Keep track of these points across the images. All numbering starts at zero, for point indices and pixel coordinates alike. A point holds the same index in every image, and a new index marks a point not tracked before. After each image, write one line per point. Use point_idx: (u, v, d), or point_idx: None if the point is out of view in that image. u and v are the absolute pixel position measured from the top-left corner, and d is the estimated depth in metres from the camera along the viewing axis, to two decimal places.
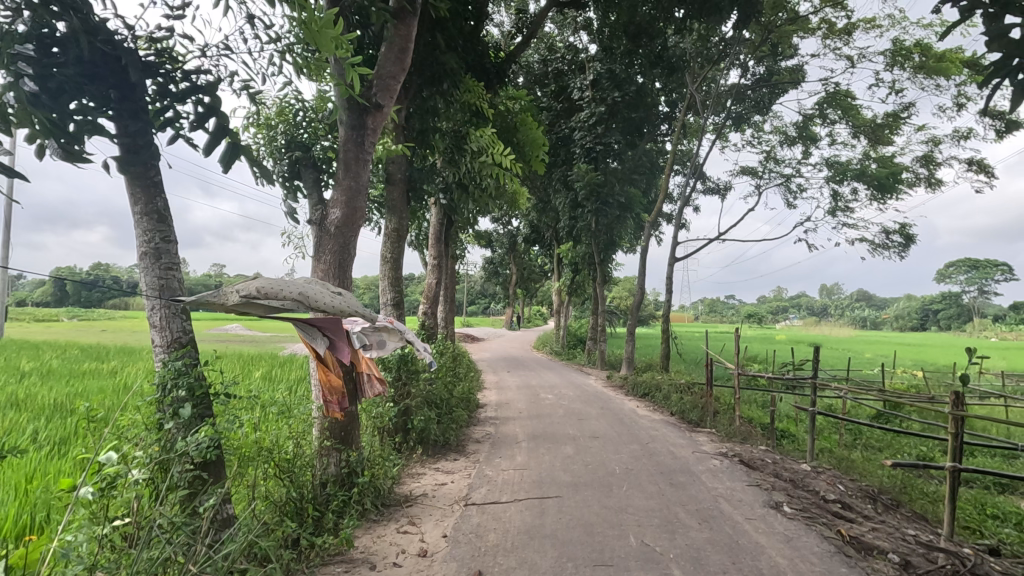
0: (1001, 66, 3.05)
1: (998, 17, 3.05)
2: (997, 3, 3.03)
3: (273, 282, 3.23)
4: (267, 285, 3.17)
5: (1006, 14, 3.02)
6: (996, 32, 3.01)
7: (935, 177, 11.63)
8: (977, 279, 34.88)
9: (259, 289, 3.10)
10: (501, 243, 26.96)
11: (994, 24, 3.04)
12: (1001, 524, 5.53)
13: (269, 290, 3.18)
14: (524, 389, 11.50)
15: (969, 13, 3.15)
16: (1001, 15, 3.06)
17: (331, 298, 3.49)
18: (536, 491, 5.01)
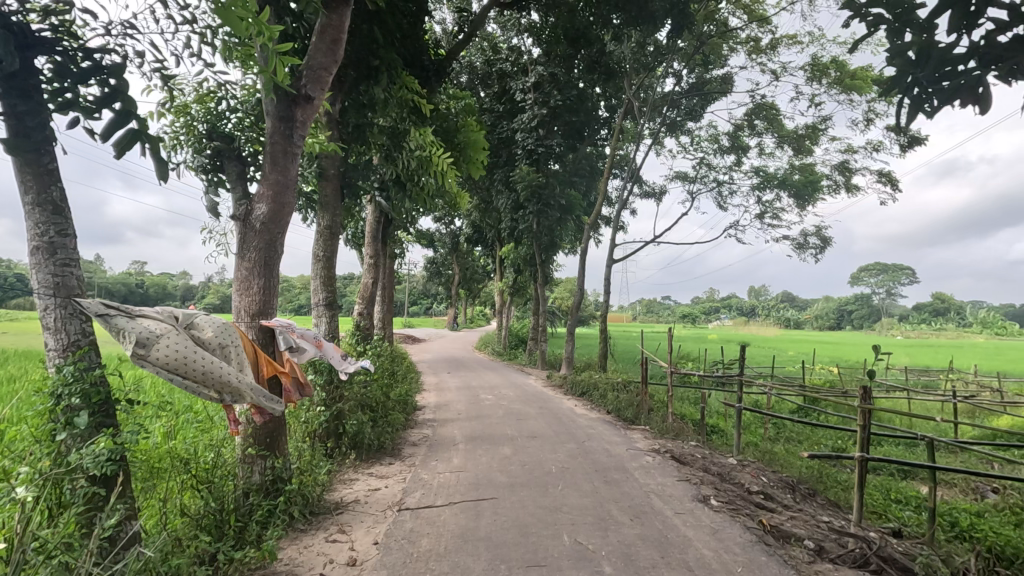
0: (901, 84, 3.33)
1: (901, 31, 3.25)
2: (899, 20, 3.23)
3: (181, 353, 2.79)
4: (174, 358, 2.77)
5: (905, 30, 3.24)
6: (893, 52, 3.27)
7: (850, 185, 12.47)
8: (886, 283, 37.98)
9: (157, 357, 2.73)
10: (443, 243, 26.73)
11: (897, 41, 3.27)
12: (904, 508, 5.99)
13: (174, 360, 2.77)
14: (463, 390, 11.40)
15: (876, 28, 3.32)
16: (901, 31, 3.25)
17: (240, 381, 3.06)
18: (471, 493, 4.95)
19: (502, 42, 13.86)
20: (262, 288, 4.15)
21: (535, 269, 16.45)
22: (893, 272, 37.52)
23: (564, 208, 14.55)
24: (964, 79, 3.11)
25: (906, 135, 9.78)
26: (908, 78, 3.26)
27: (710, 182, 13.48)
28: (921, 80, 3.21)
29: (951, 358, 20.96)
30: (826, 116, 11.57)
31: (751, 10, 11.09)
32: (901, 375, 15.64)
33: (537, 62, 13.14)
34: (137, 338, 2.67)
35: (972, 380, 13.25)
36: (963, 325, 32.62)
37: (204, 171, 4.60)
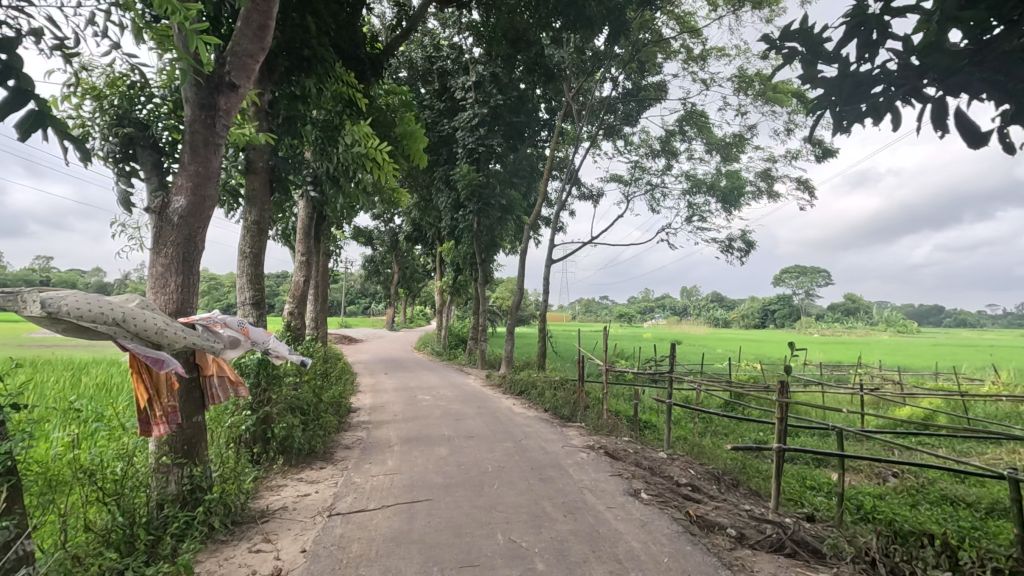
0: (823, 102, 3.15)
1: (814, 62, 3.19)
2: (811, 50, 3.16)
3: (93, 301, 2.85)
4: (88, 306, 2.80)
5: (817, 63, 3.19)
6: (811, 77, 3.17)
7: (771, 192, 13.22)
8: (804, 284, 40.62)
9: (72, 307, 2.74)
10: (382, 241, 26.23)
11: (811, 70, 3.20)
12: (816, 494, 6.43)
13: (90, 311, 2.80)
14: (400, 390, 11.22)
15: (790, 59, 3.26)
16: (813, 61, 3.19)
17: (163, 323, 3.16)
18: (406, 495, 4.87)
19: (444, 38, 13.79)
20: (181, 285, 3.91)
21: (475, 268, 16.40)
22: (810, 273, 40.26)
23: (504, 208, 14.60)
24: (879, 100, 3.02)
25: (820, 147, 10.51)
26: (829, 95, 3.12)
27: (644, 186, 13.93)
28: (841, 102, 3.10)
29: (860, 354, 22.67)
30: (751, 125, 12.22)
31: (683, 21, 11.56)
32: (816, 370, 16.76)
33: (478, 61, 13.16)
34: (43, 296, 2.66)
35: (877, 374, 14.39)
36: (870, 323, 35.39)
37: (114, 160, 4.26)
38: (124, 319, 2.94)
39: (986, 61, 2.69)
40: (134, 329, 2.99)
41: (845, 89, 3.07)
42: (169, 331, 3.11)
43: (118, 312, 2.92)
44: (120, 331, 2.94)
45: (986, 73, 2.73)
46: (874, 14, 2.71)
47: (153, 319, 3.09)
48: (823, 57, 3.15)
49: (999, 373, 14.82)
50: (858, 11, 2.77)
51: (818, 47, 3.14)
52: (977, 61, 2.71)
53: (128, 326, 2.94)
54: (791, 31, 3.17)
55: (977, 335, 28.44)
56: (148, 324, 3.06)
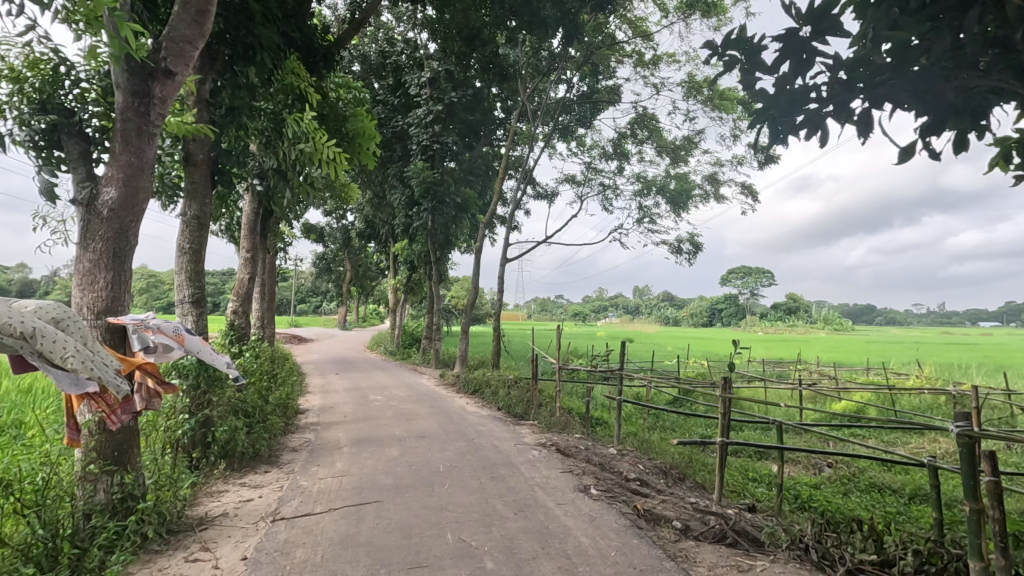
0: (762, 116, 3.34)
1: (752, 72, 3.40)
2: (749, 60, 3.37)
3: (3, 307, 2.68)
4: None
5: (755, 72, 3.39)
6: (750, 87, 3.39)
7: (717, 195, 13.68)
8: (749, 284, 42.30)
9: None
10: (333, 239, 25.60)
11: (751, 80, 3.40)
12: (757, 486, 6.70)
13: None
14: (351, 391, 10.98)
15: (730, 67, 3.45)
16: (752, 71, 3.40)
17: (80, 351, 2.85)
18: (354, 497, 4.77)
19: (398, 33, 13.63)
20: (111, 282, 3.69)
21: (429, 266, 16.21)
22: (754, 273, 41.93)
23: (459, 207, 14.40)
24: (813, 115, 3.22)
25: (763, 153, 10.96)
26: (769, 110, 3.28)
27: (597, 187, 14.17)
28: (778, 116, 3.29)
29: (800, 351, 23.79)
30: (699, 130, 12.62)
31: (636, 25, 11.81)
32: (759, 367, 17.47)
33: (433, 57, 13.07)
34: None
35: (814, 370, 15.13)
36: (810, 322, 37.21)
37: (36, 149, 3.98)
38: (30, 334, 2.69)
39: (907, 75, 2.87)
40: (40, 349, 2.72)
41: (783, 105, 3.25)
42: (80, 361, 2.78)
43: (27, 326, 2.70)
44: (24, 349, 2.70)
45: (907, 85, 2.89)
46: (803, 38, 3.08)
47: (69, 346, 2.79)
48: (760, 67, 3.36)
49: (923, 368, 15.86)
50: (791, 34, 3.10)
51: (756, 58, 3.35)
52: (898, 76, 2.89)
53: (35, 344, 2.69)
54: (731, 41, 3.37)
55: (904, 333, 30.38)
56: (60, 348, 2.76)
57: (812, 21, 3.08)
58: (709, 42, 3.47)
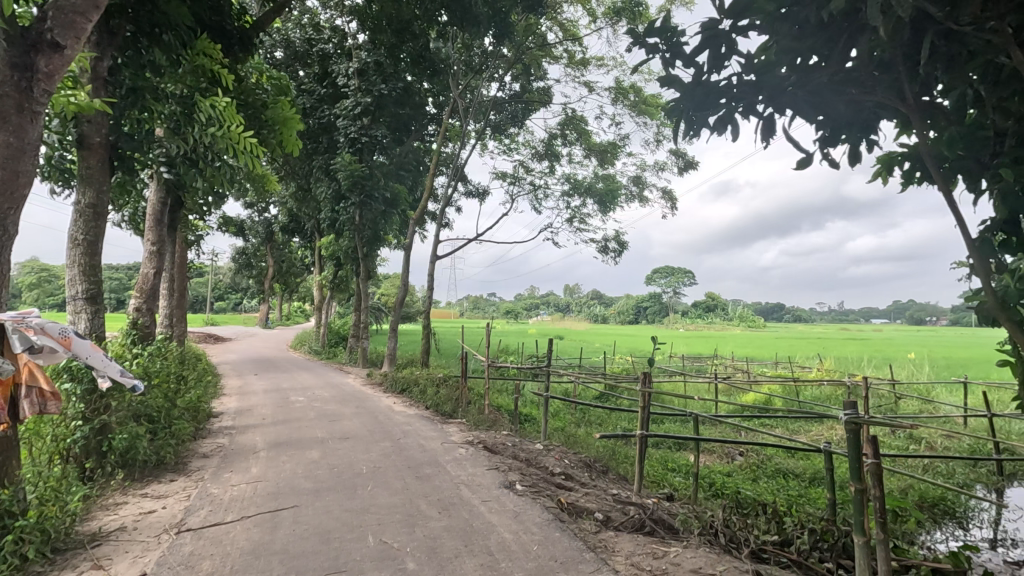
0: (675, 107, 3.16)
1: (672, 61, 3.11)
2: (671, 46, 3.09)
3: None
4: None
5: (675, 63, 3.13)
6: (667, 79, 3.12)
7: (642, 197, 14.20)
8: (672, 284, 44.29)
9: None
10: (254, 233, 24.33)
11: (669, 71, 3.12)
12: (675, 476, 7.04)
13: None
14: (271, 392, 10.46)
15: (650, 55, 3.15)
16: (671, 60, 3.12)
17: None
18: (269, 503, 4.55)
19: (324, 19, 13.13)
20: None
21: (356, 262, 15.72)
22: (677, 273, 44.01)
23: (388, 202, 14.06)
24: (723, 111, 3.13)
25: (682, 158, 11.49)
26: (682, 100, 3.10)
27: (528, 186, 14.32)
28: (691, 110, 3.14)
29: (717, 346, 25.14)
30: (624, 134, 13.06)
31: (566, 28, 12.01)
32: (680, 363, 18.28)
33: (361, 47, 12.72)
34: None
35: (729, 364, 16.05)
36: (726, 319, 39.51)
37: None
38: None
39: (808, 87, 2.95)
40: None
41: (695, 95, 3.07)
42: None
43: None
44: None
45: (807, 96, 2.98)
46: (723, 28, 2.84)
47: None
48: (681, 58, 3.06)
49: (823, 361, 17.23)
50: (710, 25, 2.86)
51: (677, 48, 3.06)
52: (800, 84, 2.96)
53: None
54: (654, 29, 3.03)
55: (808, 329, 32.92)
56: None
57: (731, 16, 2.89)
58: (633, 28, 3.12)
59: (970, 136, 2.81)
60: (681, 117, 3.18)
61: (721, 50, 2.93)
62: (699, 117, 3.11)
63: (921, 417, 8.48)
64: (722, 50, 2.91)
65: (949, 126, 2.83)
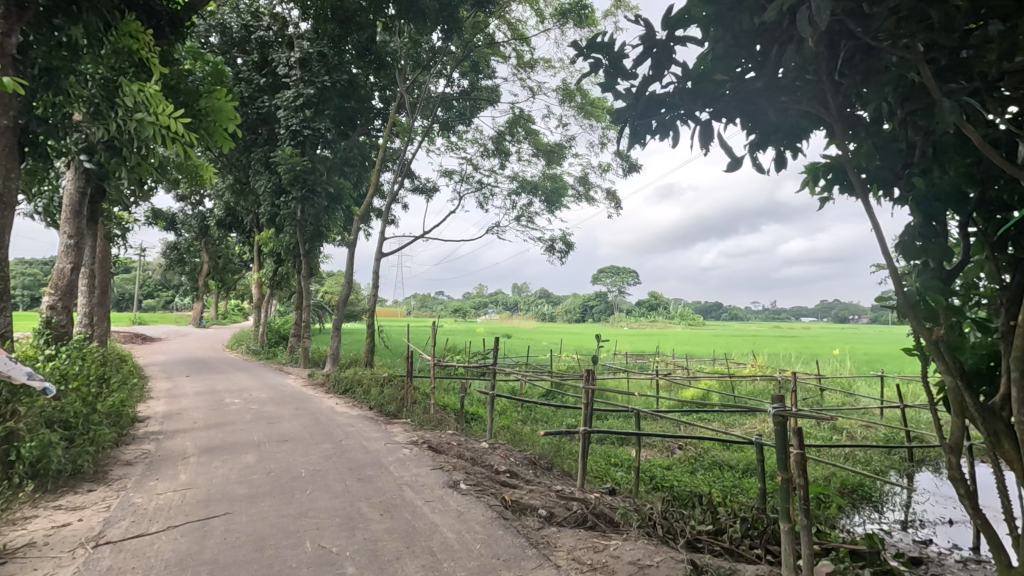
0: (618, 118, 3.10)
1: (615, 77, 2.96)
2: (614, 64, 2.93)
3: None
4: None
5: (618, 79, 2.97)
6: (610, 93, 3.00)
7: (588, 197, 14.45)
8: (617, 284, 45.38)
9: None
10: (187, 227, 23.08)
11: (613, 87, 2.98)
12: (618, 470, 7.21)
13: None
14: (203, 394, 9.95)
15: (594, 71, 2.96)
16: (614, 76, 2.97)
17: None
18: (199, 512, 4.33)
19: (264, 5, 12.61)
20: None
21: (297, 259, 15.20)
22: (622, 273, 45.12)
23: (332, 197, 13.68)
24: (662, 119, 3.12)
25: (627, 160, 11.77)
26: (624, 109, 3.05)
27: (476, 184, 14.28)
28: (635, 119, 3.09)
29: (659, 344, 25.97)
30: (571, 136, 13.25)
31: (514, 27, 12.06)
32: (623, 360, 18.76)
33: (304, 37, 12.31)
34: None
35: (670, 361, 16.61)
36: (668, 317, 40.84)
37: None
38: None
39: (742, 96, 3.04)
40: None
41: (638, 103, 3.04)
42: None
43: None
44: None
45: (740, 104, 3.07)
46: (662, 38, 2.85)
47: None
48: (622, 72, 2.94)
49: (756, 358, 18.09)
50: (649, 35, 2.86)
51: (618, 61, 2.92)
52: (734, 92, 3.04)
53: None
54: (594, 41, 2.89)
55: (743, 327, 34.51)
56: None
57: (667, 25, 2.92)
58: (574, 43, 2.89)
59: (885, 148, 2.95)
60: (625, 127, 3.12)
61: (661, 61, 2.92)
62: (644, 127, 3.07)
63: (843, 409, 9.05)
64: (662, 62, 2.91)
65: (866, 138, 2.96)
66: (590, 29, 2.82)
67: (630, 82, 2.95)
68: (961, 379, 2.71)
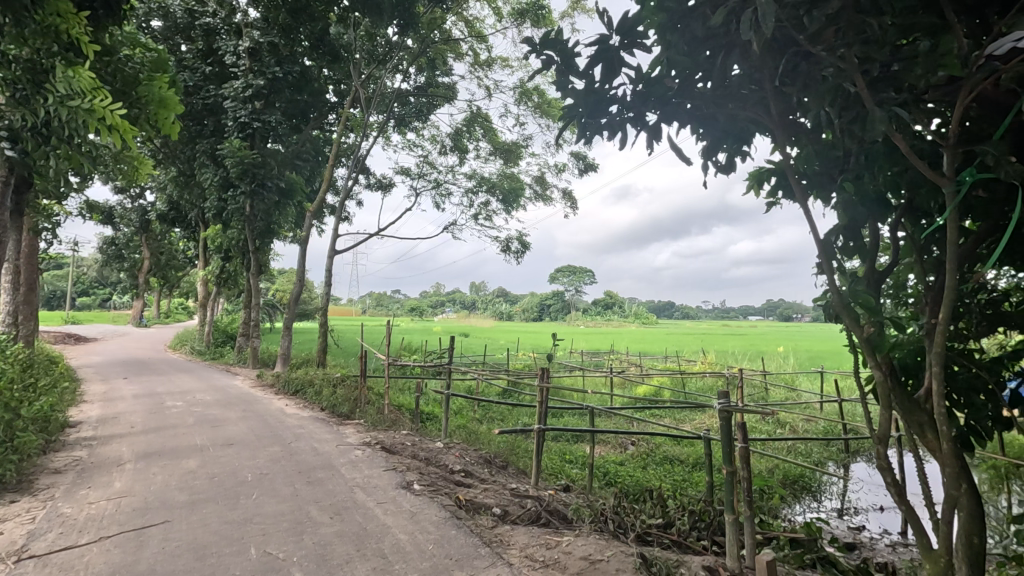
0: (569, 116, 3.11)
1: (568, 75, 2.97)
2: (566, 61, 2.94)
3: None
4: None
5: (569, 76, 2.99)
6: (562, 90, 3.01)
7: (545, 196, 14.55)
8: (574, 284, 45.97)
9: None
10: (126, 221, 21.91)
11: (565, 85, 3.00)
12: (572, 467, 7.30)
13: None
14: (142, 397, 9.46)
15: (547, 68, 2.96)
16: (566, 73, 2.98)
17: None
18: (136, 520, 4.12)
19: None
20: None
21: (246, 255, 14.66)
22: (579, 273, 45.78)
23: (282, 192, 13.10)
24: (612, 119, 3.14)
25: (583, 161, 11.90)
26: (576, 108, 3.07)
27: (432, 181, 14.15)
28: (586, 118, 3.10)
29: (613, 342, 26.48)
30: (528, 136, 13.32)
31: (471, 25, 12.01)
32: (579, 358, 19.01)
33: (254, 25, 11.85)
34: None
35: (624, 359, 16.94)
36: (623, 316, 41.63)
37: None
38: None
39: (691, 101, 3.13)
40: None
41: (589, 103, 3.06)
42: None
43: None
44: None
45: (689, 108, 3.15)
46: (615, 42, 2.89)
47: None
48: (575, 71, 2.96)
49: (706, 355, 18.67)
50: (603, 38, 2.89)
51: (571, 60, 2.94)
52: (684, 96, 3.12)
53: None
54: (548, 38, 2.90)
55: (695, 325, 35.57)
56: None
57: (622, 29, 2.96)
58: (527, 38, 2.87)
59: (824, 155, 3.08)
60: (575, 126, 3.14)
61: (613, 62, 2.96)
62: (594, 126, 3.10)
63: (786, 404, 9.46)
64: (615, 63, 2.95)
65: (808, 144, 3.10)
66: (544, 24, 2.81)
67: (582, 80, 2.96)
68: (889, 373, 2.85)
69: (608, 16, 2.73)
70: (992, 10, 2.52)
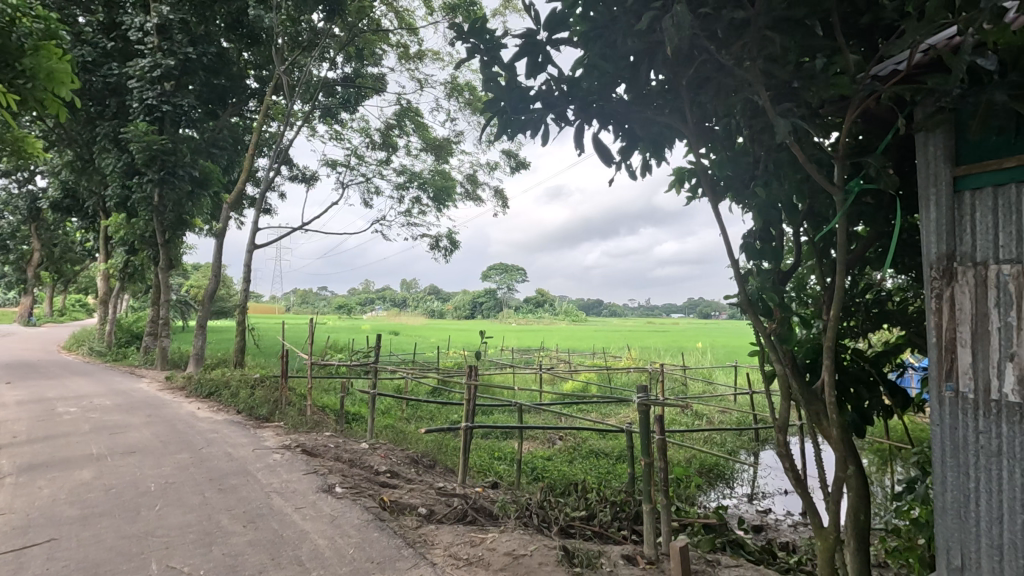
0: (492, 109, 3.10)
1: (491, 65, 2.96)
2: (489, 51, 2.92)
3: None
4: None
5: (492, 68, 2.98)
6: (485, 82, 2.99)
7: (476, 195, 14.52)
8: (506, 282, 46.31)
9: None
10: (12, 209, 19.71)
11: (488, 76, 2.98)
12: (500, 464, 7.33)
13: None
14: (29, 403, 8.56)
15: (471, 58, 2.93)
16: (489, 64, 2.96)
17: None
18: (15, 540, 3.71)
19: None
20: None
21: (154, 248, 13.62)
22: (511, 272, 46.34)
23: (196, 182, 12.26)
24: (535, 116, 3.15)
25: (514, 159, 11.96)
26: (498, 101, 3.06)
27: (360, 175, 13.75)
28: (509, 112, 3.10)
29: (543, 339, 26.94)
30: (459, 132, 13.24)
31: (401, 16, 11.75)
32: (509, 355, 19.17)
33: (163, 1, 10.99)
34: None
35: (553, 355, 17.25)
36: (554, 314, 42.43)
37: None
38: None
39: (613, 103, 3.20)
40: None
41: (512, 99, 3.05)
42: None
43: None
44: None
45: (611, 110, 3.22)
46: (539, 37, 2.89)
47: None
48: (498, 63, 2.95)
49: (631, 351, 19.36)
50: (528, 32, 2.90)
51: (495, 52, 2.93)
52: (607, 99, 3.18)
53: None
54: (473, 29, 2.87)
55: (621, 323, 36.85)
56: None
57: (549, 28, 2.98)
58: (452, 26, 2.84)
59: (736, 162, 3.26)
60: (497, 120, 3.12)
61: (537, 56, 2.97)
62: (516, 121, 3.10)
63: (703, 398, 9.98)
64: (539, 58, 2.95)
65: (722, 151, 3.25)
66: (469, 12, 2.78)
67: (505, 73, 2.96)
68: (790, 366, 3.04)
69: (534, 10, 2.73)
70: (879, 35, 2.76)
